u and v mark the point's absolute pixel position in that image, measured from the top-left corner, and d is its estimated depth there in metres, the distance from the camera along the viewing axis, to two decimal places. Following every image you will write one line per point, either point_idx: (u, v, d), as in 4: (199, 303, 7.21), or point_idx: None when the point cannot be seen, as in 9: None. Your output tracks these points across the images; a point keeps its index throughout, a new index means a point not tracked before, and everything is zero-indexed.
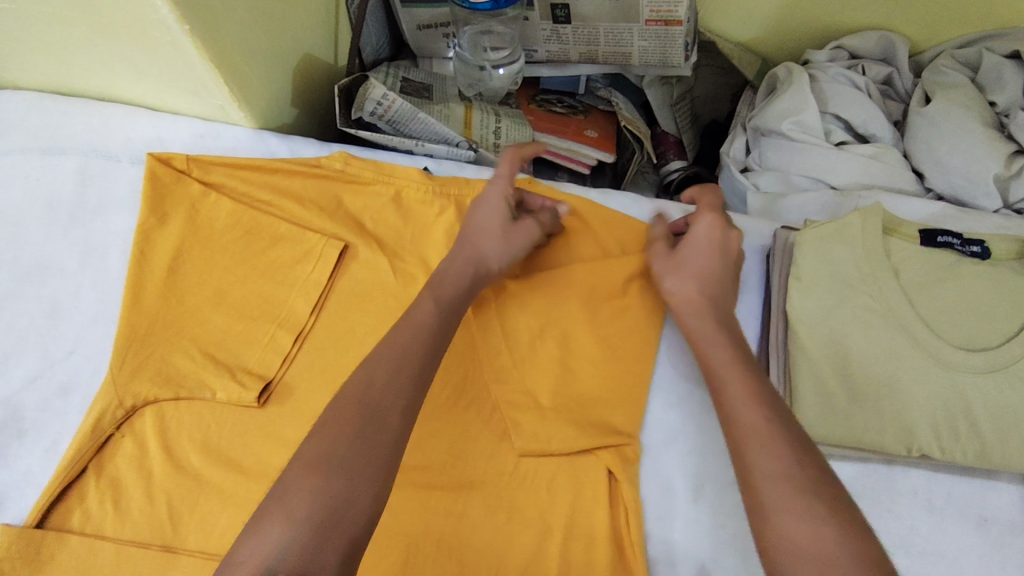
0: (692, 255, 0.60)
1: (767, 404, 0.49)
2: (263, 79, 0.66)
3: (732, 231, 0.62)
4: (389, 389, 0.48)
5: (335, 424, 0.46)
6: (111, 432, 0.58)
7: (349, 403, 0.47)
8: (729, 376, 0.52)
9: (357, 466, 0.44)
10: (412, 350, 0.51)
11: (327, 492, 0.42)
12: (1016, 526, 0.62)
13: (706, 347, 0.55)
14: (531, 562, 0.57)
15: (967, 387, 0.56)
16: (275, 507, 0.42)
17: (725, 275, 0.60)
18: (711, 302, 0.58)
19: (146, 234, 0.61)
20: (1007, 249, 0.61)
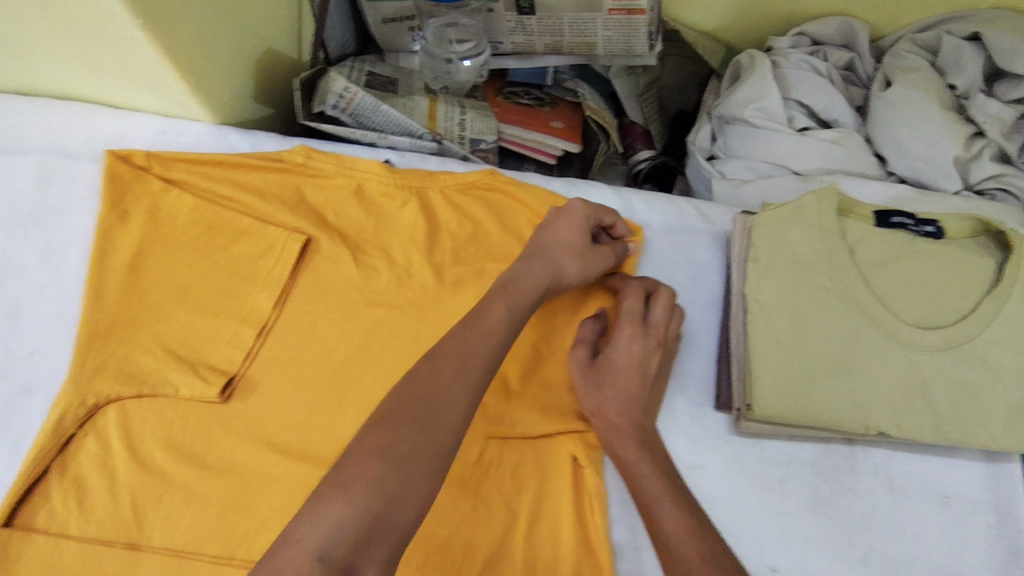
0: (611, 376, 0.59)
1: (700, 536, 0.48)
2: (223, 75, 0.65)
3: (650, 339, 0.60)
4: (456, 390, 0.46)
5: (402, 415, 0.43)
6: (74, 431, 0.57)
7: (416, 395, 0.44)
8: (664, 507, 0.51)
9: (421, 463, 0.41)
10: (477, 352, 0.49)
11: (389, 484, 0.40)
12: (973, 501, 0.63)
13: (632, 468, 0.54)
14: (497, 549, 0.57)
15: (923, 364, 0.58)
16: (334, 489, 0.39)
17: (645, 391, 0.59)
18: (637, 426, 0.57)
19: (106, 230, 0.61)
20: (962, 228, 0.62)
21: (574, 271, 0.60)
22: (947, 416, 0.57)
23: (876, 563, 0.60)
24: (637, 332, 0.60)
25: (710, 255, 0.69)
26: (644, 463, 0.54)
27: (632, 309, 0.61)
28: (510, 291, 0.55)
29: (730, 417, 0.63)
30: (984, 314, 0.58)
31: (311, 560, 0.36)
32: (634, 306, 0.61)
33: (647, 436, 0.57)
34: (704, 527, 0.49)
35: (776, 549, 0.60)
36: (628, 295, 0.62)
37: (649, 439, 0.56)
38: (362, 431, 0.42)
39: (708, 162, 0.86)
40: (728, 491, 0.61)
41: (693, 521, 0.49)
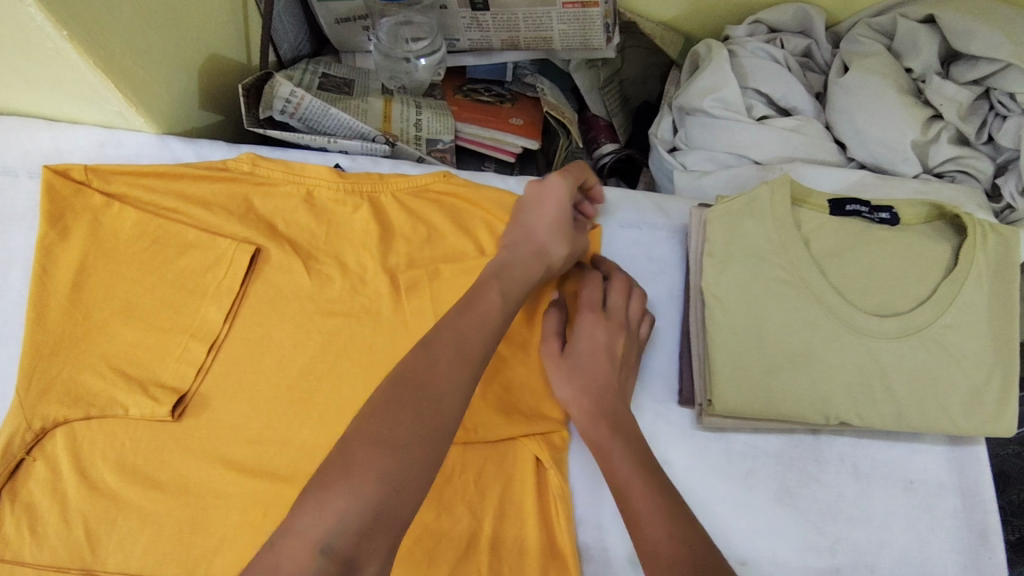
0: (581, 365, 0.59)
1: (671, 517, 0.48)
2: (163, 83, 0.63)
3: (612, 325, 0.60)
4: (451, 377, 0.46)
5: (398, 404, 0.43)
6: (23, 456, 0.56)
7: (412, 382, 0.44)
8: (636, 489, 0.51)
9: (420, 453, 0.41)
10: (474, 341, 0.49)
11: (388, 474, 0.40)
12: (939, 486, 0.63)
13: (606, 453, 0.55)
14: (462, 559, 0.56)
15: (881, 351, 0.57)
16: (335, 481, 0.39)
17: (616, 378, 0.59)
18: (611, 410, 0.57)
19: (47, 249, 0.59)
20: (917, 213, 0.61)
21: (560, 248, 0.60)
22: (905, 403, 0.57)
23: (843, 552, 0.60)
24: (598, 320, 0.61)
25: (670, 249, 0.68)
26: (615, 447, 0.55)
27: (590, 298, 0.62)
28: (505, 276, 0.55)
29: (693, 412, 0.63)
30: (942, 299, 0.58)
31: (314, 548, 0.36)
32: (593, 294, 0.62)
33: (620, 421, 0.56)
34: (675, 507, 0.49)
35: (743, 543, 0.60)
36: (586, 284, 0.63)
37: (623, 425, 0.56)
38: (357, 419, 0.42)
39: (670, 154, 0.86)
40: (693, 487, 0.61)
41: (664, 499, 0.50)
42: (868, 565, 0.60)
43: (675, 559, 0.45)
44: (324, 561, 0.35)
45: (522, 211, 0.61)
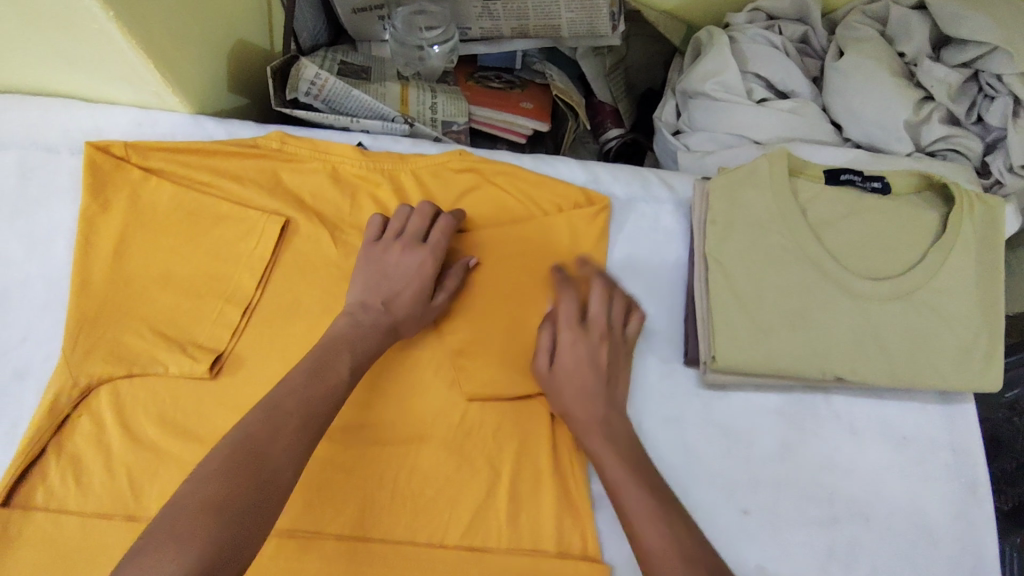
0: (567, 379, 0.61)
1: (665, 518, 0.53)
2: (194, 65, 0.67)
3: (592, 336, 0.63)
4: (292, 444, 0.50)
5: (238, 470, 0.46)
6: (68, 412, 0.60)
7: (253, 448, 0.48)
8: (627, 487, 0.55)
9: (252, 516, 0.45)
10: (316, 408, 0.52)
11: (223, 534, 0.43)
12: (931, 441, 0.67)
13: (598, 457, 0.58)
14: (483, 505, 0.61)
15: (875, 313, 0.61)
16: (165, 545, 0.41)
17: (602, 385, 0.62)
18: (600, 416, 0.60)
19: (89, 220, 0.63)
20: (907, 183, 0.65)
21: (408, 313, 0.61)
22: (897, 360, 0.61)
23: (840, 502, 0.64)
24: (580, 334, 0.63)
25: (674, 222, 0.71)
26: (606, 450, 0.58)
27: (569, 310, 0.64)
28: (357, 346, 0.58)
29: (698, 373, 0.67)
30: (932, 265, 0.62)
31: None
32: (570, 303, 0.64)
33: (608, 423, 0.60)
34: (664, 505, 0.54)
35: (744, 493, 0.64)
36: (562, 289, 0.65)
37: (614, 426, 0.60)
38: (193, 483, 0.45)
39: (674, 136, 0.90)
40: (698, 440, 0.65)
41: (652, 497, 0.55)
42: (863, 515, 0.64)
43: (666, 560, 0.51)
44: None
45: (374, 288, 0.62)
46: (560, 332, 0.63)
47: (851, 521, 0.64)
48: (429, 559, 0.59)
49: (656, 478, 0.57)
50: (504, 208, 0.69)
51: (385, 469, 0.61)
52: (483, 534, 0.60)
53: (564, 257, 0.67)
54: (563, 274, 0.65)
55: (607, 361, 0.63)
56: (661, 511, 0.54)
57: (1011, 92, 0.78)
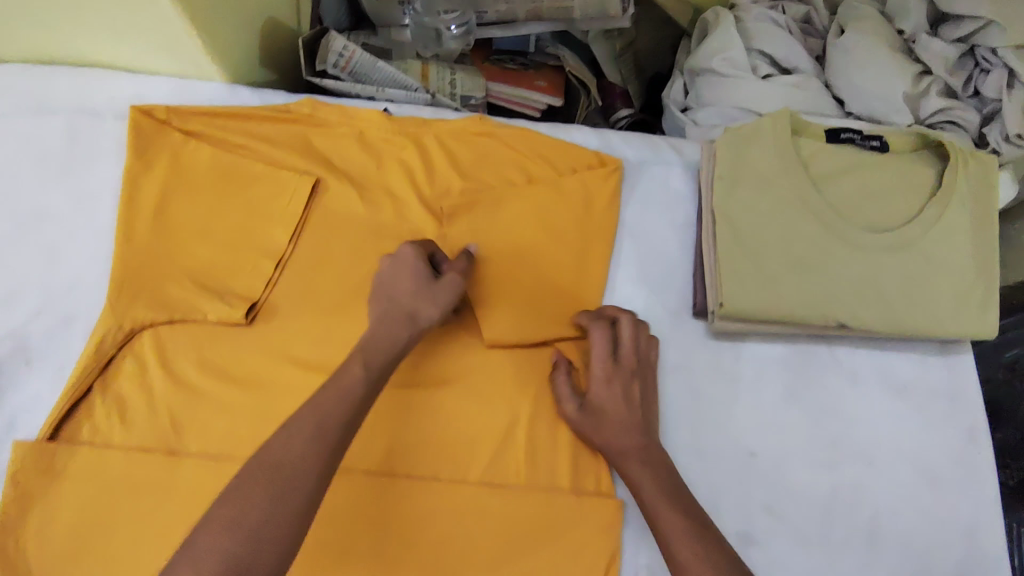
0: (602, 417, 0.63)
1: (706, 549, 0.54)
2: (231, 36, 0.71)
3: (626, 372, 0.64)
4: (306, 456, 0.48)
5: (252, 490, 0.46)
6: (113, 354, 0.64)
7: (267, 466, 0.47)
8: (663, 511, 0.58)
9: (268, 530, 0.45)
10: (333, 416, 0.51)
11: (234, 555, 0.43)
12: (932, 391, 0.70)
13: (636, 485, 0.60)
14: (502, 444, 0.64)
15: (874, 260, 0.64)
16: (182, 565, 0.43)
17: (637, 420, 0.63)
18: (638, 447, 0.62)
19: (133, 178, 0.67)
20: (905, 142, 0.69)
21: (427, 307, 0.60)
22: (897, 304, 0.64)
23: (844, 448, 0.67)
24: (614, 371, 0.64)
25: (683, 184, 0.75)
26: (644, 477, 0.60)
27: (602, 350, 0.65)
28: (369, 347, 0.56)
29: (707, 324, 0.70)
30: (930, 216, 0.65)
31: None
32: (601, 342, 0.65)
33: (648, 454, 0.62)
34: (698, 527, 0.56)
35: (752, 436, 0.67)
36: (591, 331, 0.66)
37: (651, 454, 0.62)
38: (215, 505, 0.46)
39: (683, 113, 0.94)
40: (708, 387, 0.68)
41: (687, 519, 0.57)
42: (867, 458, 0.67)
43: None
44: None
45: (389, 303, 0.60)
46: (594, 373, 0.65)
47: (854, 465, 0.67)
48: (452, 492, 0.62)
49: (698, 513, 0.58)
50: (521, 169, 0.73)
51: (410, 410, 0.64)
52: (502, 471, 0.64)
53: (579, 214, 0.71)
54: (590, 318, 0.67)
55: (641, 392, 0.65)
56: (703, 545, 0.55)
57: (1006, 65, 0.81)
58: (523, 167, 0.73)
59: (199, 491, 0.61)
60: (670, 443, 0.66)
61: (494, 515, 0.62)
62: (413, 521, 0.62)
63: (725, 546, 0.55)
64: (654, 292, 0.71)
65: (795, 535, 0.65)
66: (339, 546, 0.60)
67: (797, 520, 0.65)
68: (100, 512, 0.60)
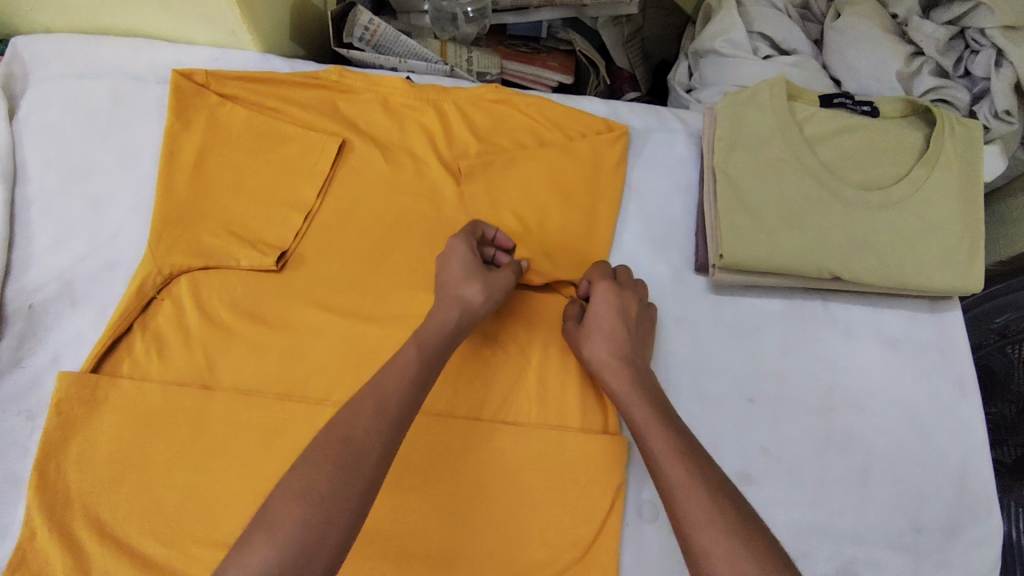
0: (597, 324, 0.66)
1: (698, 471, 0.53)
2: (267, 10, 0.77)
3: (624, 292, 0.68)
4: (370, 430, 0.50)
5: (322, 463, 0.48)
6: (153, 295, 0.68)
7: (334, 440, 0.49)
8: (653, 429, 0.58)
9: (338, 498, 0.46)
10: (394, 393, 0.53)
11: (310, 523, 0.45)
12: (921, 343, 0.74)
13: (627, 405, 0.61)
14: (514, 385, 0.68)
15: (862, 215, 0.69)
16: (258, 533, 0.44)
17: (631, 335, 0.66)
18: (630, 366, 0.64)
19: (174, 136, 0.72)
20: (894, 108, 0.73)
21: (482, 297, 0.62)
22: (885, 257, 0.68)
23: (838, 395, 0.71)
24: (611, 288, 0.68)
25: (685, 150, 0.80)
26: (635, 399, 0.61)
27: (602, 274, 0.69)
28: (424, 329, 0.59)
29: (708, 279, 0.74)
30: (916, 176, 0.70)
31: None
32: (600, 272, 0.70)
33: (638, 375, 0.63)
34: (688, 445, 0.56)
35: (750, 383, 0.70)
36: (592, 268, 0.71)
37: (642, 379, 0.63)
38: (286, 477, 0.47)
39: (687, 94, 0.99)
40: (709, 337, 0.72)
41: (676, 438, 0.57)
42: (860, 406, 0.71)
43: (690, 489, 0.52)
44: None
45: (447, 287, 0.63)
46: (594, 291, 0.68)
47: (848, 411, 0.71)
48: (470, 430, 0.66)
49: (691, 439, 0.57)
50: (533, 134, 0.78)
51: None
52: (514, 410, 0.67)
53: (588, 175, 0.75)
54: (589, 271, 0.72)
55: (636, 316, 0.67)
56: (696, 467, 0.54)
57: (993, 44, 0.85)
58: (536, 133, 0.78)
59: (230, 422, 0.65)
60: (673, 386, 0.70)
61: (508, 449, 0.66)
62: (432, 454, 0.65)
63: (720, 473, 0.54)
64: (658, 249, 0.75)
65: (792, 476, 0.68)
66: None
67: (793, 462, 0.68)
68: (139, 439, 0.64)
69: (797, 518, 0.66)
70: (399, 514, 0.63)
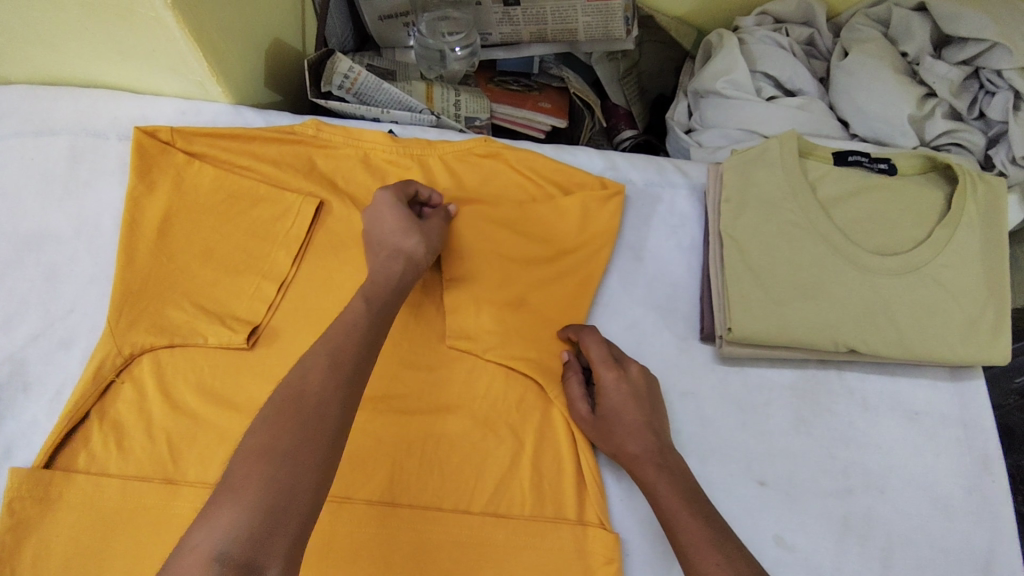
0: (613, 419, 0.61)
1: (731, 563, 0.50)
2: (239, 59, 0.72)
3: (631, 371, 0.63)
4: (328, 386, 0.48)
5: (273, 416, 0.46)
6: (112, 378, 0.63)
7: (288, 400, 0.47)
8: (682, 520, 0.54)
9: (309, 450, 0.45)
10: (347, 349, 0.51)
11: (276, 479, 0.43)
12: (942, 417, 0.69)
13: (654, 490, 0.57)
14: (507, 474, 0.62)
15: (883, 285, 0.64)
16: (222, 497, 0.42)
17: (648, 416, 0.61)
18: (652, 448, 0.59)
19: (136, 200, 0.67)
20: (912, 165, 0.69)
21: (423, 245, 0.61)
22: (908, 333, 0.64)
23: (856, 475, 0.66)
24: (618, 371, 0.63)
25: (688, 206, 0.75)
26: (661, 482, 0.57)
27: (601, 354, 0.64)
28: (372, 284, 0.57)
29: (714, 348, 0.69)
30: (937, 240, 0.65)
31: (208, 561, 0.38)
32: (598, 350, 0.64)
33: (664, 456, 0.59)
34: (719, 534, 0.52)
35: (762, 465, 0.65)
36: (588, 345, 0.65)
37: (667, 459, 0.58)
38: (242, 447, 0.45)
39: (687, 135, 0.94)
40: (715, 413, 0.67)
41: (708, 527, 0.53)
42: (879, 487, 0.66)
43: None
44: (219, 568, 0.38)
45: (383, 243, 0.61)
46: (603, 383, 0.63)
47: (866, 493, 0.65)
48: (460, 525, 0.60)
49: (722, 525, 0.54)
50: (525, 190, 0.72)
51: (410, 439, 0.63)
52: (507, 501, 0.62)
53: (582, 237, 0.71)
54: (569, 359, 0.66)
55: (648, 389, 0.63)
56: (734, 566, 0.50)
57: (1011, 87, 0.80)
58: (527, 189, 0.73)
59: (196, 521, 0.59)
60: None
61: (502, 547, 0.60)
62: (418, 554, 0.59)
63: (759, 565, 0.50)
64: (659, 316, 0.70)
65: (810, 568, 0.62)
66: None
67: (811, 553, 0.63)
68: (95, 542, 0.58)
69: None
70: None
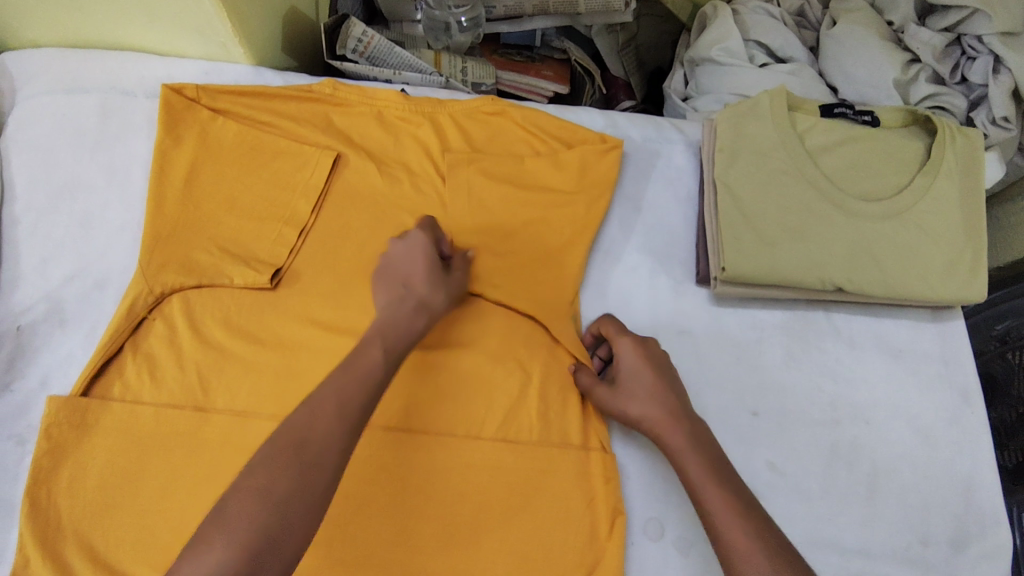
0: (633, 385, 0.65)
1: (759, 533, 0.52)
2: (260, 23, 0.76)
3: (646, 343, 0.68)
4: (331, 438, 0.49)
5: (275, 460, 0.47)
6: (144, 315, 0.67)
7: (290, 446, 0.48)
8: (706, 487, 0.56)
9: (298, 500, 0.46)
10: (353, 399, 0.51)
11: (265, 526, 0.45)
12: (925, 354, 0.73)
13: (677, 455, 0.60)
14: (515, 404, 0.66)
15: (866, 227, 0.68)
16: (212, 533, 0.44)
17: (667, 385, 0.64)
18: (674, 414, 0.62)
19: (164, 152, 0.71)
20: (896, 119, 0.73)
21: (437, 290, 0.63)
22: (890, 273, 0.68)
23: (843, 408, 0.70)
24: (635, 344, 0.67)
25: (684, 160, 0.80)
26: (688, 452, 0.59)
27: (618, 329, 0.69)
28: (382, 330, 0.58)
29: (709, 290, 0.74)
30: (918, 187, 0.69)
31: None
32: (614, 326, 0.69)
33: (688, 424, 0.61)
34: (745, 504, 0.54)
35: (755, 397, 0.69)
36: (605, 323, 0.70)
37: (691, 427, 0.61)
38: (239, 482, 0.46)
39: (684, 101, 0.98)
40: (711, 350, 0.71)
41: (731, 496, 0.55)
42: (865, 418, 0.70)
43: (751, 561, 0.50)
44: None
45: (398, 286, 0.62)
46: (622, 355, 0.67)
47: (853, 424, 0.70)
48: (471, 450, 0.64)
49: (748, 496, 0.56)
50: (530, 146, 0.77)
51: (424, 373, 0.67)
52: (515, 429, 0.66)
53: (588, 188, 0.74)
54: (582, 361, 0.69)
55: (665, 362, 0.67)
56: (761, 538, 0.52)
57: (991, 52, 0.85)
58: (533, 145, 0.77)
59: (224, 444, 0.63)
60: None
61: (510, 469, 0.64)
62: (433, 476, 0.63)
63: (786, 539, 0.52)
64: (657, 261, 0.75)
65: (798, 491, 0.66)
66: (359, 497, 0.61)
67: (800, 478, 0.67)
68: (132, 463, 0.62)
69: (805, 533, 0.65)
70: (404, 539, 0.61)
